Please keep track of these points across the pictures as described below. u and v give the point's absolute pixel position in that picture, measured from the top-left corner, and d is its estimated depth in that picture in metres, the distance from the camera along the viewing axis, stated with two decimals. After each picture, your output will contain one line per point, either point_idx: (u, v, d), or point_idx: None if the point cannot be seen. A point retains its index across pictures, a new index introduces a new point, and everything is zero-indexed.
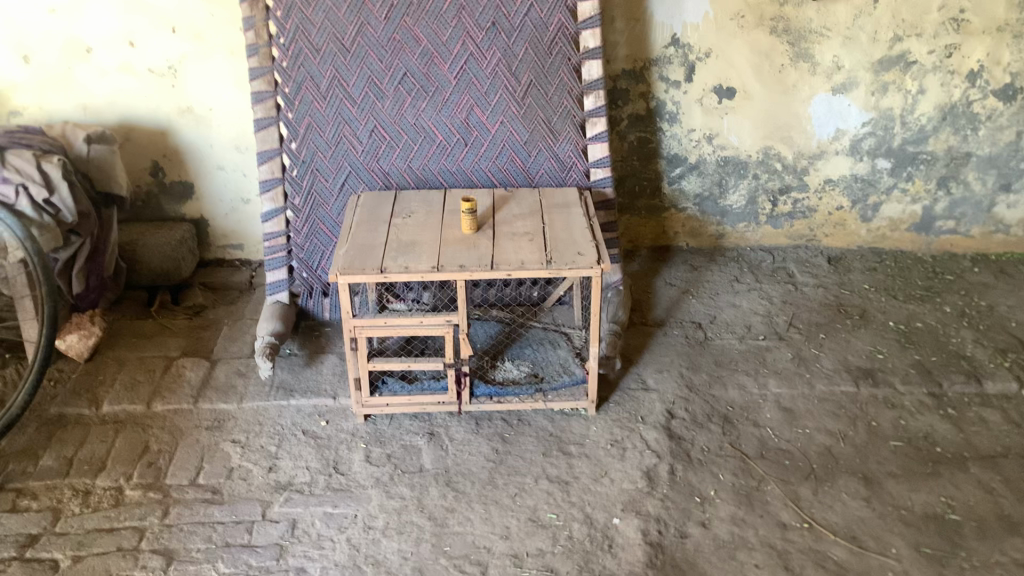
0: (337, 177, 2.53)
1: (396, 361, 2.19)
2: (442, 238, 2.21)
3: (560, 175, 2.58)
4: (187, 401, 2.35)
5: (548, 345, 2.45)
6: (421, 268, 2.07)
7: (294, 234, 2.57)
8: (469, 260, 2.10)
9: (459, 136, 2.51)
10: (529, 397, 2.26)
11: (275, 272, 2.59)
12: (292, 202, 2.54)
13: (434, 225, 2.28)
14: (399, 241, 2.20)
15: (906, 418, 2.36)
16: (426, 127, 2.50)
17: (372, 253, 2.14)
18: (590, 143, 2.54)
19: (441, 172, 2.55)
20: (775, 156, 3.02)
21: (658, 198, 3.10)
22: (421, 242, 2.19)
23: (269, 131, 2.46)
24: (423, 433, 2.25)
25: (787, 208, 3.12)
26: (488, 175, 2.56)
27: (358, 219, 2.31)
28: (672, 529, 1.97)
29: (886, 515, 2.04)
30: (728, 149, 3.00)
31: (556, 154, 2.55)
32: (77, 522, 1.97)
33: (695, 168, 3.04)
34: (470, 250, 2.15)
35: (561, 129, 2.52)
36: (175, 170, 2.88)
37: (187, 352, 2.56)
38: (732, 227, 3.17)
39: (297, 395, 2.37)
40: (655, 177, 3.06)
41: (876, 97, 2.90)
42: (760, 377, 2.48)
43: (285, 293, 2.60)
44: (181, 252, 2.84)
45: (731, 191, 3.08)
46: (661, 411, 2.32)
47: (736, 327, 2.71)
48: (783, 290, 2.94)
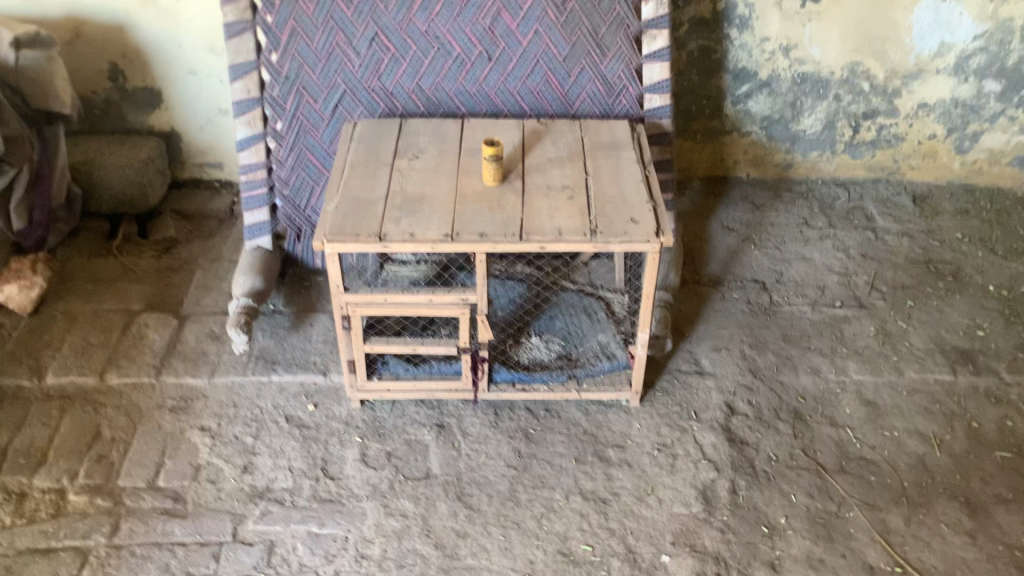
0: (329, 97, 2.04)
1: (398, 343, 1.78)
2: (459, 193, 1.77)
3: (605, 101, 2.08)
4: (148, 373, 1.96)
5: (584, 315, 2.02)
6: (429, 236, 1.65)
7: (277, 167, 2.10)
8: (492, 227, 1.68)
9: (481, 49, 2.01)
10: (560, 386, 1.86)
11: (254, 213, 2.13)
12: (273, 127, 2.06)
13: (449, 171, 1.82)
14: (405, 195, 1.75)
15: (1014, 418, 1.92)
16: (441, 36, 2.00)
17: (368, 214, 1.70)
18: (645, 62, 2.03)
19: (457, 94, 2.07)
20: (863, 73, 2.48)
21: (718, 119, 2.58)
22: (431, 198, 1.75)
23: (245, 39, 1.97)
24: (430, 425, 1.86)
25: (869, 136, 2.60)
26: (515, 100, 2.07)
27: (355, 158, 1.86)
28: (734, 573, 1.58)
29: (997, 558, 1.64)
30: (807, 64, 2.46)
31: (603, 75, 2.05)
32: (7, 539, 1.63)
33: (766, 86, 2.51)
34: (493, 214, 1.71)
35: (611, 43, 2.01)
36: (139, 74, 2.41)
37: (152, 305, 2.15)
38: (803, 156, 2.65)
39: (280, 368, 1.97)
40: (717, 95, 2.53)
41: (995, 4, 2.34)
42: (838, 360, 2.05)
43: (267, 238, 2.15)
44: (147, 175, 2.40)
45: (806, 114, 2.56)
46: (719, 404, 1.91)
47: (806, 289, 2.26)
48: (861, 238, 2.47)
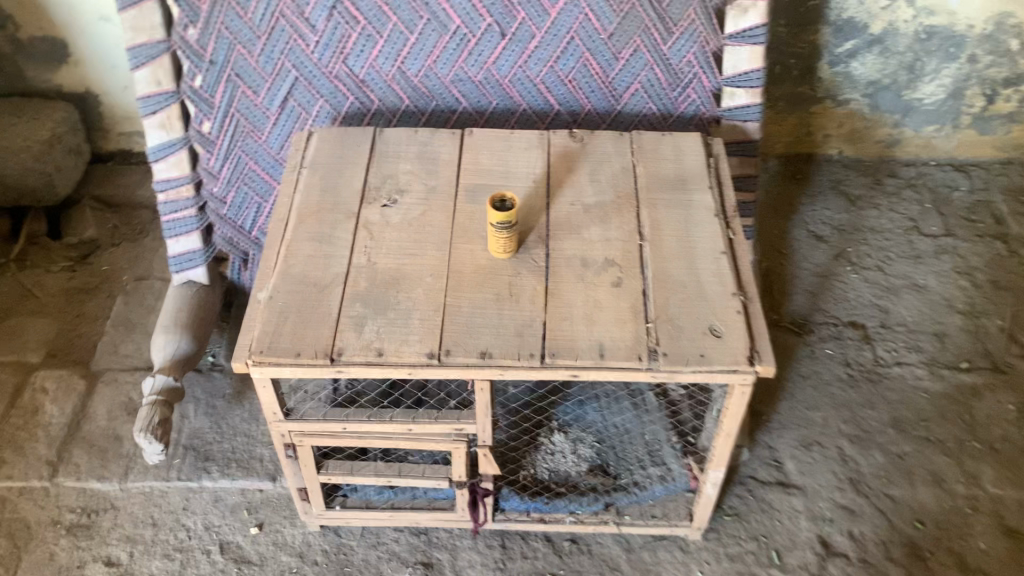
0: (275, 88, 1.45)
1: (365, 475, 1.26)
2: (454, 269, 1.20)
3: (665, 94, 1.46)
4: (41, 472, 1.46)
5: (628, 405, 1.48)
6: (404, 357, 1.10)
7: (209, 181, 1.52)
8: (500, 339, 1.12)
9: (490, 20, 1.39)
10: (592, 514, 1.35)
11: (180, 240, 1.56)
12: (198, 128, 1.46)
13: (441, 228, 1.25)
14: (374, 274, 1.19)
15: None
16: (432, 1, 1.37)
17: (315, 313, 1.14)
18: (728, 45, 1.39)
19: (456, 82, 1.46)
20: (1013, 28, 1.80)
21: (807, 85, 1.93)
22: (410, 280, 1.18)
23: (146, 10, 1.33)
24: (413, 564, 1.37)
25: (1007, 107, 1.95)
26: (537, 90, 1.47)
27: (304, 202, 1.28)
28: None
29: None
30: (938, 15, 1.79)
31: (666, 60, 1.42)
32: None
33: (878, 43, 1.84)
34: (502, 313, 1.15)
35: (681, 16, 1.37)
36: (33, 21, 1.79)
37: (56, 353, 1.64)
38: (915, 131, 2.01)
39: (216, 469, 1.47)
40: (809, 54, 1.87)
41: None
42: (967, 461, 1.51)
43: (202, 272, 1.60)
44: (50, 158, 1.83)
45: (927, 78, 1.90)
46: (808, 539, 1.40)
47: (920, 339, 1.70)
48: (989, 253, 1.87)
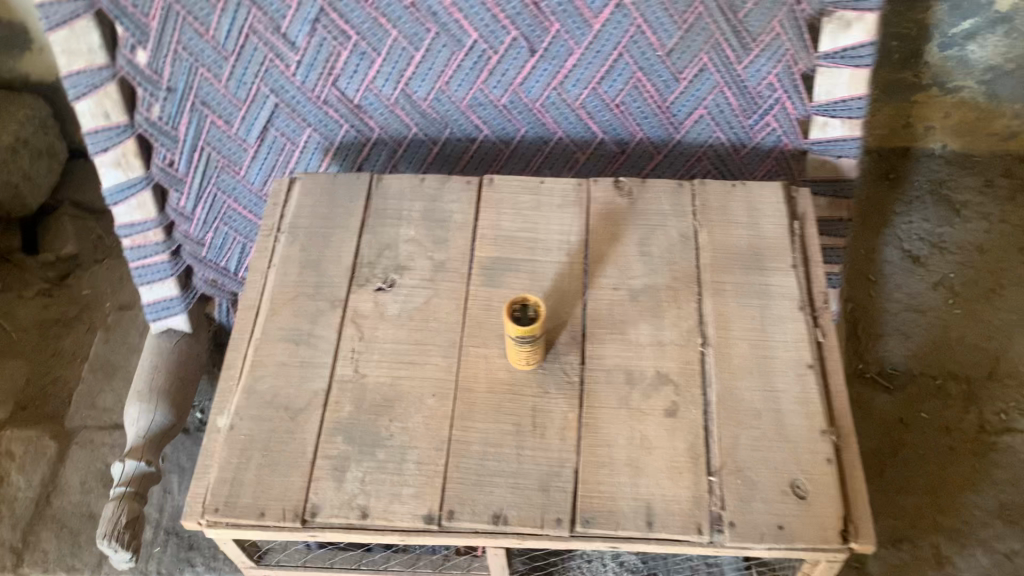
0: (251, 115, 1.16)
1: None
2: (462, 386, 0.94)
3: (738, 122, 1.16)
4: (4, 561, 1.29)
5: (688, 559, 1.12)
6: (393, 522, 0.86)
7: (182, 222, 1.26)
8: (518, 495, 0.87)
9: (516, 35, 1.09)
10: None
11: (153, 288, 1.32)
12: (161, 164, 1.18)
13: (448, 323, 0.98)
14: (362, 396, 0.94)
15: None
16: (442, 13, 1.07)
17: (285, 454, 0.91)
18: (822, 66, 1.08)
19: (474, 106, 1.17)
20: None
21: (910, 70, 1.58)
22: (407, 404, 0.93)
23: (80, 30, 1.03)
24: None
25: None
26: (576, 116, 1.17)
27: (279, 284, 1.02)
28: None
29: None
30: None
31: (741, 81, 1.11)
32: None
33: (1004, 21, 1.48)
34: (521, 454, 0.89)
35: (762, 30, 1.06)
36: None
37: (27, 408, 1.46)
38: None
39: (200, 562, 1.28)
40: (916, 34, 1.51)
41: None
42: None
43: (183, 320, 1.36)
44: (14, 167, 1.59)
45: None
46: None
47: None
48: None
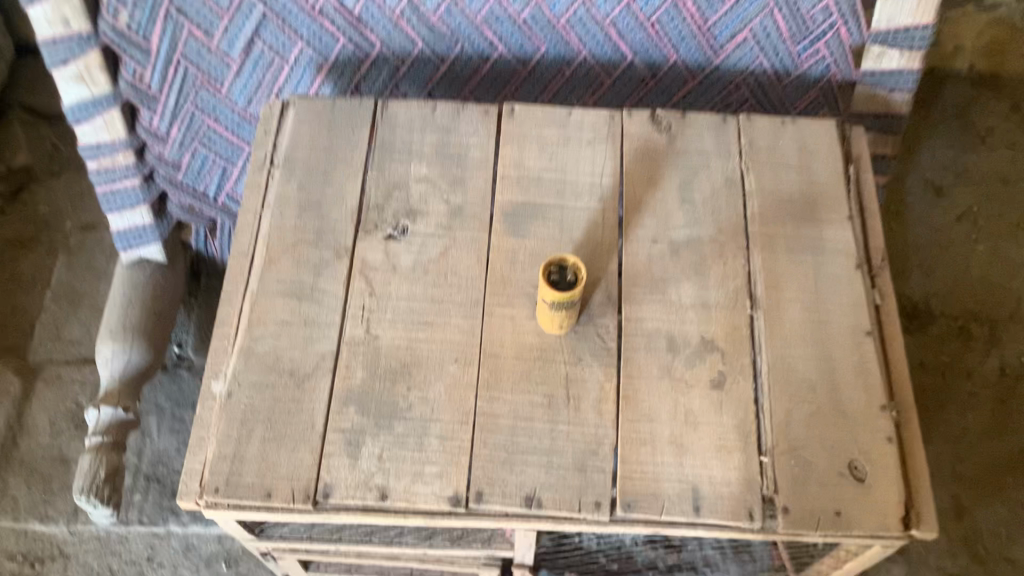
0: (235, 26, 1.01)
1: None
2: (487, 351, 0.85)
3: (785, 47, 1.04)
4: None
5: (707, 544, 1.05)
6: (415, 504, 0.78)
7: (155, 144, 1.12)
8: (552, 475, 0.79)
9: None
10: None
11: (123, 215, 1.18)
12: (131, 79, 1.03)
13: (469, 278, 0.88)
14: (376, 360, 0.84)
15: None
16: None
17: (291, 426, 0.81)
18: None
19: (490, 22, 1.03)
20: None
21: None
22: (427, 370, 0.84)
23: None
24: None
25: None
26: (605, 35, 1.04)
27: (276, 228, 0.90)
28: None
29: None
30: None
31: (795, 3, 0.99)
32: None
33: None
34: (555, 430, 0.81)
35: None
36: None
37: None
38: None
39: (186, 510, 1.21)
40: None
41: None
42: None
43: (158, 250, 1.23)
44: None
45: None
46: None
47: None
48: None
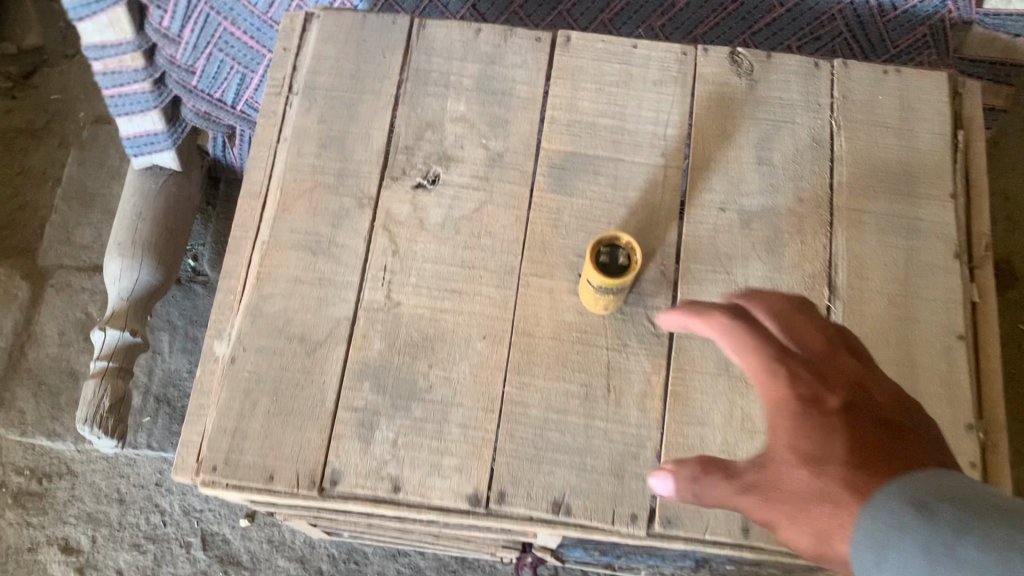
0: None
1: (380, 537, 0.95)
2: (521, 329, 0.75)
3: None
4: None
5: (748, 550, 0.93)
6: (430, 500, 0.70)
7: (166, 45, 0.98)
8: (584, 480, 0.71)
9: None
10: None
11: (133, 122, 1.06)
12: None
13: (505, 241, 0.78)
14: (395, 332, 0.74)
15: None
16: None
17: (298, 401, 0.73)
18: None
19: None
20: None
21: None
22: (452, 347, 0.74)
23: None
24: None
25: None
26: None
27: (291, 169, 0.79)
28: None
29: None
30: None
31: None
32: None
33: None
34: (591, 427, 0.72)
35: None
36: None
37: None
38: None
39: None
40: None
41: None
42: None
43: (171, 157, 1.12)
44: None
45: None
46: None
47: None
48: None
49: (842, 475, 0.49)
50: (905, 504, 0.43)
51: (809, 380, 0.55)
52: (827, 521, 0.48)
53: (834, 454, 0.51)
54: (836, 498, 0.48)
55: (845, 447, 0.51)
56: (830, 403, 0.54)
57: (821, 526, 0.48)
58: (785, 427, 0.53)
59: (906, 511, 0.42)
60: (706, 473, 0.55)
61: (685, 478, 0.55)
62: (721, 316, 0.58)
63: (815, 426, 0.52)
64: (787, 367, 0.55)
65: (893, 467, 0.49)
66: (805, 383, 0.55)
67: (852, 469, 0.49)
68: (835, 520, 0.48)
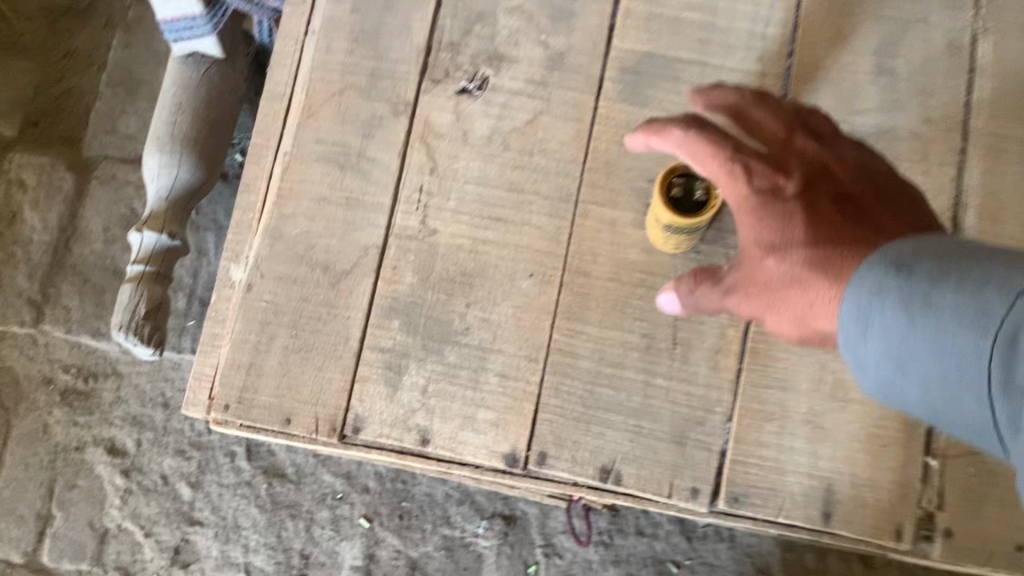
0: None
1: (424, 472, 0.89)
2: (576, 266, 0.64)
3: None
4: None
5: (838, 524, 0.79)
6: (462, 458, 0.62)
7: None
8: (639, 446, 0.61)
9: None
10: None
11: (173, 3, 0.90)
12: None
13: (563, 160, 0.66)
14: (431, 263, 0.65)
15: None
16: None
17: (319, 337, 0.64)
18: None
19: None
20: None
21: None
22: (494, 283, 0.64)
23: None
24: None
25: None
26: None
27: (319, 67, 0.69)
28: None
29: None
30: None
31: None
32: None
33: None
34: (651, 385, 0.62)
35: None
36: None
37: None
38: None
39: None
40: None
41: None
42: None
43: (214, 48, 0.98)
44: None
45: None
46: None
47: None
48: None
49: (805, 256, 0.48)
50: (884, 268, 0.42)
51: (766, 170, 0.51)
52: (804, 304, 0.48)
53: (800, 233, 0.49)
54: (809, 285, 0.48)
55: (810, 224, 0.49)
56: (790, 185, 0.51)
57: (798, 313, 0.48)
58: (747, 214, 0.51)
59: (886, 274, 0.42)
60: (697, 283, 0.53)
61: (680, 290, 0.54)
62: (677, 131, 0.51)
63: (778, 216, 0.50)
64: (745, 160, 0.50)
65: (858, 226, 0.49)
66: (761, 175, 0.51)
67: (814, 249, 0.48)
68: (812, 306, 0.48)
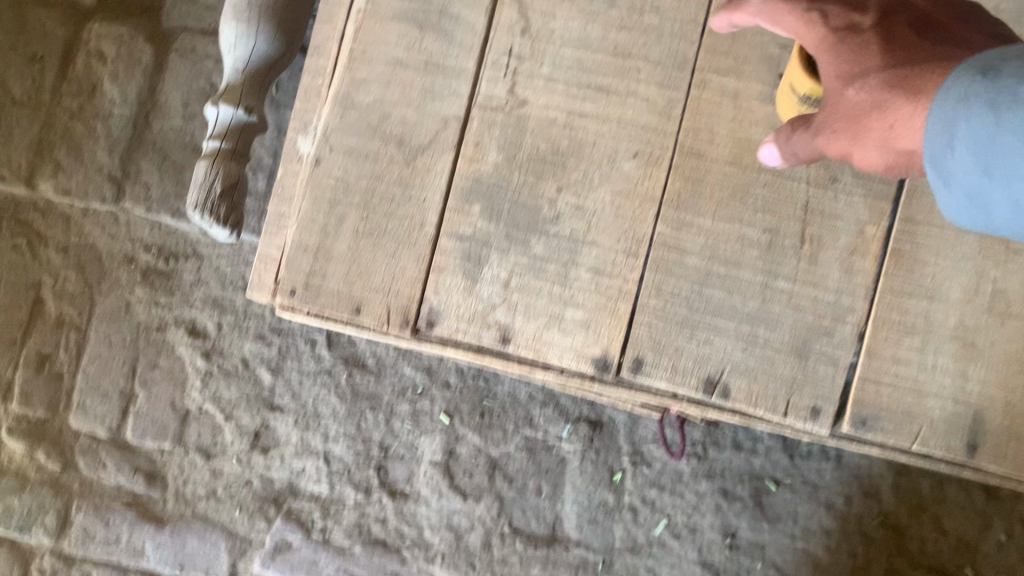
0: None
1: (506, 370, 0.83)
2: (689, 145, 0.55)
3: None
4: None
5: None
6: (546, 360, 0.55)
7: None
8: (753, 357, 0.53)
9: None
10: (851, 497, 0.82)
11: None
12: None
13: (677, 21, 0.56)
14: (521, 139, 0.57)
15: None
16: None
17: (391, 220, 0.57)
18: None
19: None
20: None
21: None
22: (592, 163, 0.56)
23: None
24: None
25: None
26: None
27: None
28: None
29: None
30: None
31: None
32: None
33: None
34: (771, 287, 0.53)
35: None
36: None
37: None
38: None
39: None
40: None
41: None
42: None
43: None
44: None
45: None
46: None
47: None
48: None
49: (883, 80, 0.42)
50: (970, 73, 0.35)
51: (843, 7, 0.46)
52: (885, 126, 0.42)
53: (878, 58, 0.43)
54: (889, 105, 0.42)
55: (889, 51, 0.43)
56: (868, 20, 0.45)
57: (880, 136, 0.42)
58: (825, 52, 0.45)
59: (971, 80, 0.35)
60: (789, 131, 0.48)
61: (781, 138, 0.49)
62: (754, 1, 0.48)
63: (859, 48, 0.44)
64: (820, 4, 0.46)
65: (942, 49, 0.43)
66: (838, 12, 0.46)
67: (893, 71, 0.42)
68: (894, 127, 0.41)
